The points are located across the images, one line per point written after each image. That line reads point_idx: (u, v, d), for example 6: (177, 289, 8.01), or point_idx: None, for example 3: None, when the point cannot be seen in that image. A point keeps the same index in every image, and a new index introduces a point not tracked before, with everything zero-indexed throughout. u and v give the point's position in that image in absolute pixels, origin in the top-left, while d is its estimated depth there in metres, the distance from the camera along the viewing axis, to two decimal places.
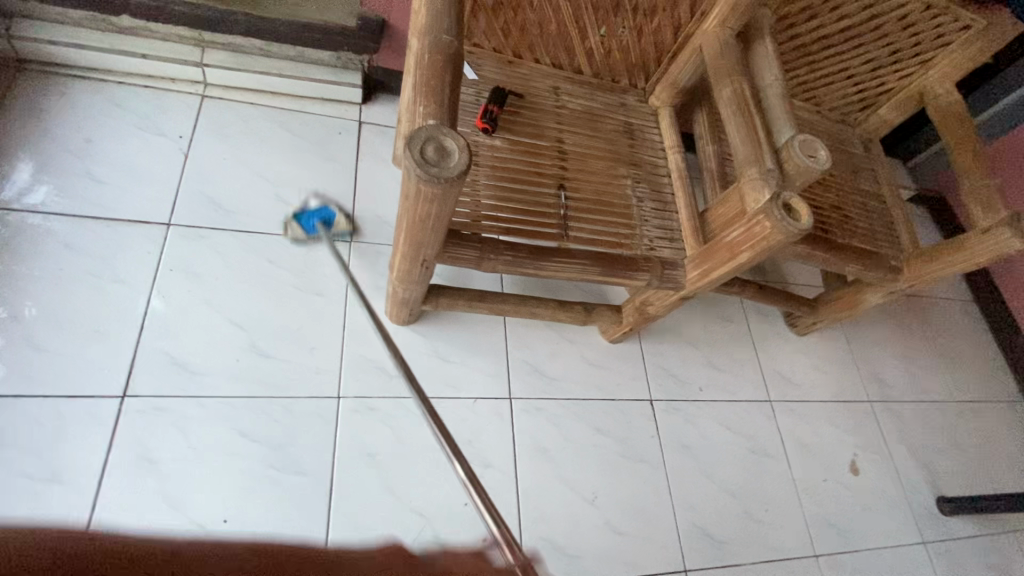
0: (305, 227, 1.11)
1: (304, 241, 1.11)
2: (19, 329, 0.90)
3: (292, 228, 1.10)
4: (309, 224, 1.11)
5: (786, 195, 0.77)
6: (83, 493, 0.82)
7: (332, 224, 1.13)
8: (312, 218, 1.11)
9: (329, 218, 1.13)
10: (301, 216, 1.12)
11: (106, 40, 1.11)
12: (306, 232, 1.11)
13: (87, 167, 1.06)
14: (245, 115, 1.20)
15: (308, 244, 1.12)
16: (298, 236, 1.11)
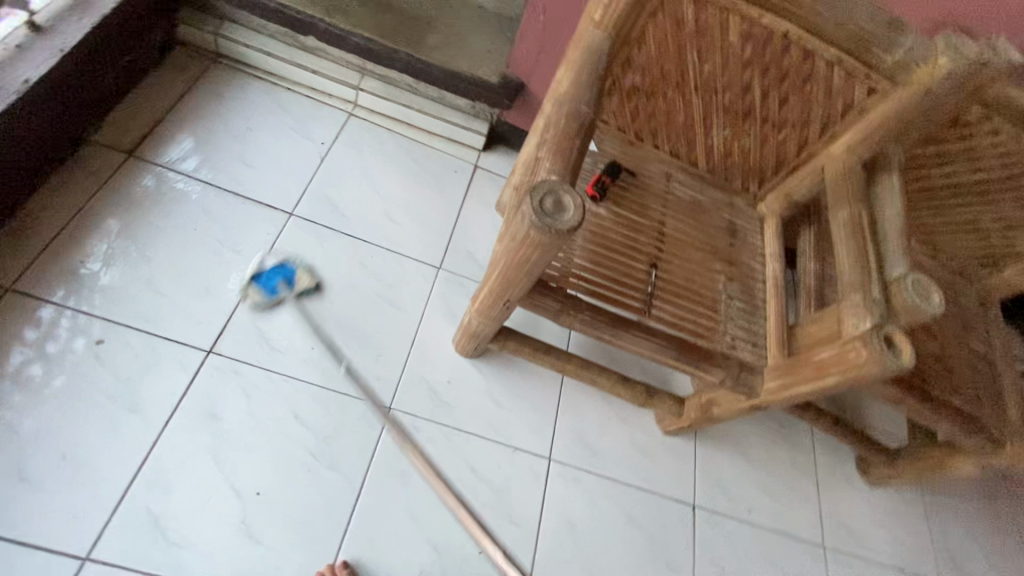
0: (264, 292, 1.06)
1: (265, 308, 1.05)
2: (147, 270, 1.02)
3: (252, 295, 1.05)
4: (268, 288, 1.06)
5: (890, 328, 0.75)
6: (150, 428, 0.90)
7: (294, 284, 1.08)
8: (270, 280, 1.07)
9: (290, 278, 1.08)
10: (259, 280, 1.07)
11: (288, 53, 1.29)
12: (265, 296, 1.06)
13: (241, 150, 1.21)
14: (380, 137, 1.34)
15: (274, 309, 1.06)
16: (259, 300, 1.05)
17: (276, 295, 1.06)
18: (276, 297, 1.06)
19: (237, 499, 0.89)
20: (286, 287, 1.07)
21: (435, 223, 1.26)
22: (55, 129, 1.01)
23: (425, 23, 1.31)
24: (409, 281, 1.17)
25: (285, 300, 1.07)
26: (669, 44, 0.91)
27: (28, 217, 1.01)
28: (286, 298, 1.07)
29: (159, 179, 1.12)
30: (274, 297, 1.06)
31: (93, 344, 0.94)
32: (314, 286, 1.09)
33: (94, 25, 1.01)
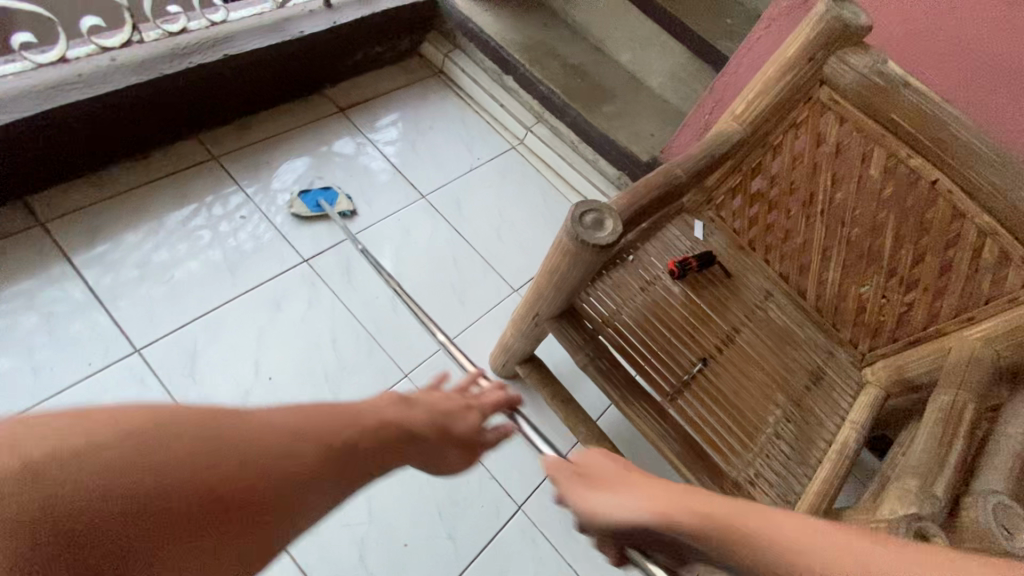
0: (309, 206, 1.22)
1: (308, 219, 1.22)
2: (302, 187, 1.26)
3: (297, 206, 1.22)
4: (314, 205, 1.22)
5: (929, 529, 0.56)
6: (232, 290, 1.09)
7: (335, 204, 1.24)
8: (315, 198, 1.23)
9: (331, 199, 1.24)
10: (305, 196, 1.23)
11: (490, 85, 1.53)
12: (314, 212, 1.22)
13: (417, 138, 1.44)
14: (529, 172, 1.48)
15: (314, 222, 1.23)
16: (303, 212, 1.21)
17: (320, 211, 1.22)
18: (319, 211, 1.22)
19: (254, 377, 1.01)
20: (329, 204, 1.23)
21: (534, 257, 1.35)
22: (302, 73, 1.33)
23: (607, 95, 1.45)
24: (485, 291, 1.26)
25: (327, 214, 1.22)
26: (804, 161, 0.91)
27: (251, 123, 1.30)
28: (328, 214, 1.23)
29: (352, 140, 1.37)
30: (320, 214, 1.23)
31: (238, 221, 1.17)
32: (351, 209, 1.24)
33: (363, 17, 1.35)
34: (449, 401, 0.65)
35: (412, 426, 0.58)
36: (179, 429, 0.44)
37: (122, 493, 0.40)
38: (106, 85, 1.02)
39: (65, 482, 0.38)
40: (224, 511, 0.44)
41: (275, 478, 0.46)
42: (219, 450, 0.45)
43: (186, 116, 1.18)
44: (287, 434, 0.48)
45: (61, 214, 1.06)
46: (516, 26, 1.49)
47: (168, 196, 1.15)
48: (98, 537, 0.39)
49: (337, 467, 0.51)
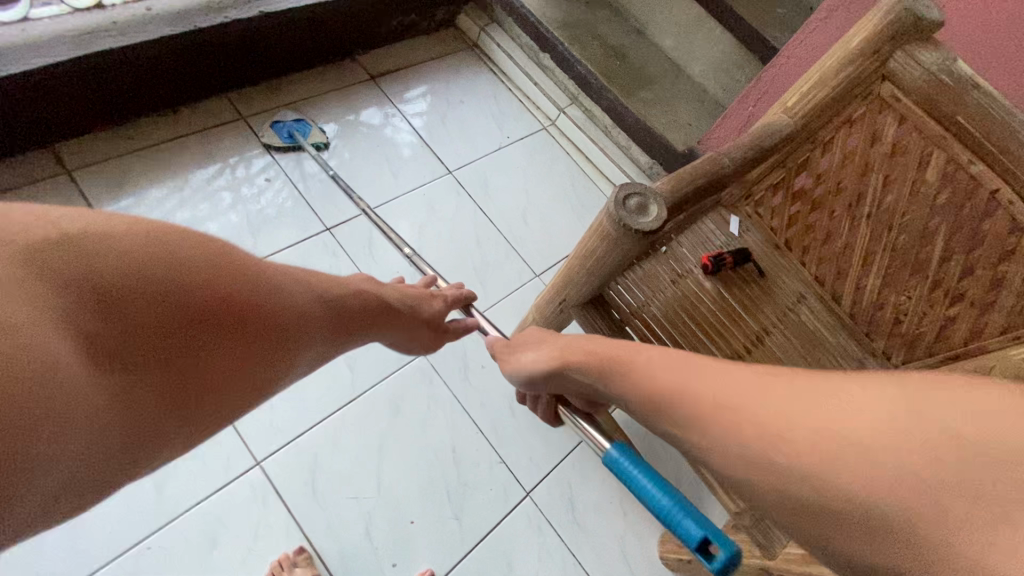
0: (282, 138, 1.20)
1: (281, 151, 1.20)
2: (329, 154, 1.24)
3: (271, 136, 1.19)
4: (287, 138, 1.20)
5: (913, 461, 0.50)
6: (253, 253, 1.08)
7: (307, 138, 1.22)
8: (290, 131, 1.21)
9: (305, 132, 1.22)
10: (277, 127, 1.21)
11: (526, 63, 1.48)
12: (287, 144, 1.20)
13: (447, 111, 1.40)
14: (558, 155, 1.45)
15: (286, 154, 1.21)
16: (275, 141, 1.19)
17: (292, 142, 1.20)
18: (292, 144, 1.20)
19: None
20: (302, 137, 1.21)
21: (558, 242, 1.32)
22: (335, 37, 1.30)
23: (646, 81, 1.40)
24: (506, 273, 1.24)
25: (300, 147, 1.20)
26: (855, 160, 0.87)
27: (280, 84, 1.28)
28: (301, 146, 1.21)
29: (379, 110, 1.34)
30: (292, 146, 1.21)
31: (262, 183, 1.16)
32: (325, 141, 1.23)
33: None
34: (416, 290, 0.75)
35: (385, 297, 0.66)
36: (191, 258, 0.44)
37: (156, 286, 0.41)
38: (149, 34, 1.00)
39: (95, 261, 0.39)
40: (227, 321, 0.46)
41: (287, 308, 0.51)
42: (244, 276, 0.48)
43: (216, 72, 1.16)
44: (294, 279, 0.54)
45: (87, 164, 1.05)
46: (556, 3, 1.45)
47: (194, 153, 1.14)
48: (137, 311, 0.40)
49: (335, 316, 0.57)
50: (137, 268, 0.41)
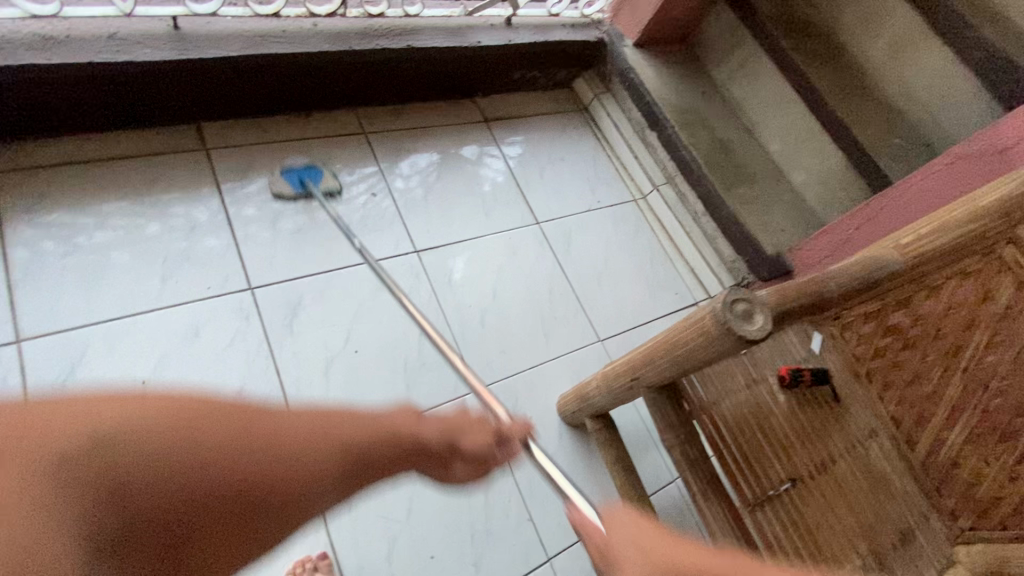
0: (292, 183, 1.14)
1: (290, 199, 1.15)
2: (433, 182, 1.31)
3: (280, 185, 1.14)
4: (296, 182, 1.14)
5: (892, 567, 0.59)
6: (344, 257, 1.13)
7: (319, 183, 1.17)
8: (298, 176, 1.15)
9: (315, 178, 1.16)
10: (287, 173, 1.14)
11: (631, 135, 1.53)
12: (294, 190, 1.14)
13: (547, 165, 1.46)
14: (642, 228, 1.48)
15: (337, 284, 1.10)
16: (285, 192, 1.13)
17: (302, 190, 1.15)
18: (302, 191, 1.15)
19: (342, 344, 1.04)
20: (314, 184, 1.16)
21: (626, 312, 1.33)
22: (464, 77, 1.38)
23: (745, 179, 1.43)
24: (571, 331, 1.25)
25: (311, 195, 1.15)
26: (962, 312, 0.86)
27: (403, 109, 1.37)
28: (313, 194, 1.16)
29: (479, 148, 1.41)
30: (302, 193, 1.15)
31: (367, 194, 1.23)
32: (338, 187, 1.18)
33: (536, 42, 1.40)
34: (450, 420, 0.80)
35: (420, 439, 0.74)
36: (200, 437, 0.56)
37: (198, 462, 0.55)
38: (306, 47, 1.11)
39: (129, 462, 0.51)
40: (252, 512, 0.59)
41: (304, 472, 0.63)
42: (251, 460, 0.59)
43: (353, 88, 1.25)
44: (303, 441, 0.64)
45: (223, 145, 1.14)
46: (675, 87, 1.50)
47: (314, 154, 1.22)
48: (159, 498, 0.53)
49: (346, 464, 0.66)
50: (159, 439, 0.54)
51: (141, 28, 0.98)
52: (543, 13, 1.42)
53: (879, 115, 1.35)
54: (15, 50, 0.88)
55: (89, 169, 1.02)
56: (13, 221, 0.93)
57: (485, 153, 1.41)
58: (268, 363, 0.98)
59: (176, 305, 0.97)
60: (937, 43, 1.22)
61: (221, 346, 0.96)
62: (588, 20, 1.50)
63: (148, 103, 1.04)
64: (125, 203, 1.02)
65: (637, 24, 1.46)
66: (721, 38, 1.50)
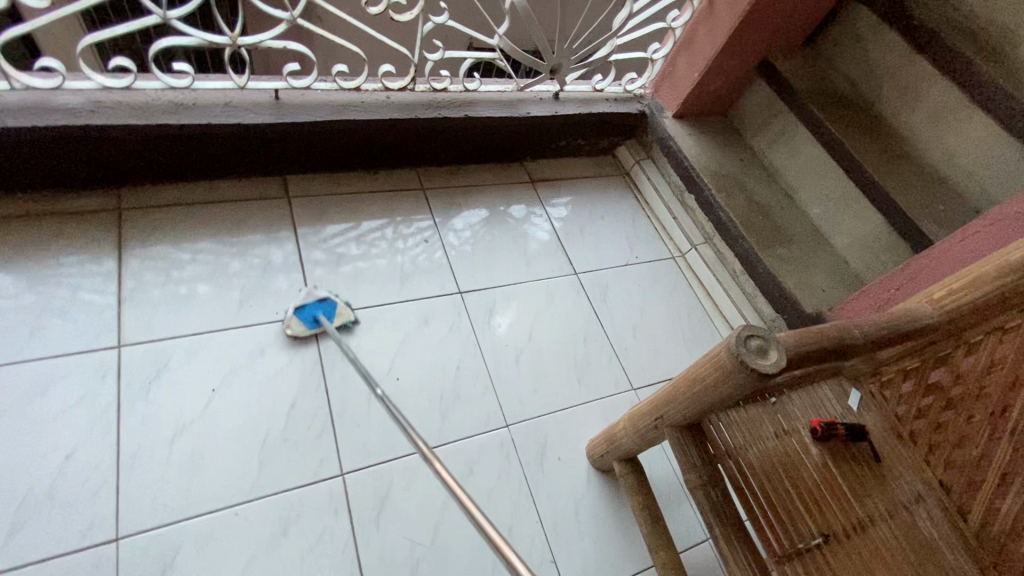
0: (306, 321, 1.12)
1: (303, 337, 1.12)
2: (480, 233, 1.43)
3: (294, 325, 1.12)
4: (309, 322, 1.12)
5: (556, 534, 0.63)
6: (394, 294, 1.25)
7: (333, 318, 1.14)
8: (311, 312, 1.13)
9: (329, 311, 1.14)
10: (302, 313, 1.13)
11: (671, 198, 1.61)
12: (308, 329, 1.12)
13: (588, 222, 1.56)
14: (680, 285, 1.52)
15: (385, 317, 1.21)
16: (298, 332, 1.11)
17: (316, 326, 1.12)
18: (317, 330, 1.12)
19: (385, 372, 1.13)
20: (327, 320, 1.13)
21: (660, 363, 1.35)
22: (515, 144, 1.53)
23: (784, 240, 1.46)
24: (605, 377, 1.28)
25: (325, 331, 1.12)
26: (1003, 371, 0.85)
27: (459, 169, 1.52)
28: (326, 330, 1.12)
29: (526, 208, 1.52)
30: (315, 330, 1.12)
31: (421, 242, 1.36)
32: (353, 319, 1.15)
33: (581, 113, 1.54)
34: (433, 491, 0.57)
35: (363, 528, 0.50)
36: None
37: None
38: (378, 114, 1.29)
39: None
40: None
41: None
42: None
43: (415, 150, 1.41)
44: None
45: (302, 194, 1.32)
46: (713, 153, 1.58)
47: (378, 206, 1.38)
48: None
49: None
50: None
51: (249, 97, 1.19)
52: (589, 88, 1.56)
53: (920, 180, 1.34)
54: (154, 113, 1.09)
55: (193, 211, 1.20)
56: (129, 251, 1.11)
57: (531, 213, 1.52)
58: (319, 383, 1.08)
59: (248, 326, 1.10)
60: (978, 111, 1.24)
61: (281, 364, 1.08)
62: (631, 94, 1.63)
63: (245, 158, 1.23)
64: (216, 240, 1.18)
65: (676, 98, 1.58)
66: (758, 111, 1.59)
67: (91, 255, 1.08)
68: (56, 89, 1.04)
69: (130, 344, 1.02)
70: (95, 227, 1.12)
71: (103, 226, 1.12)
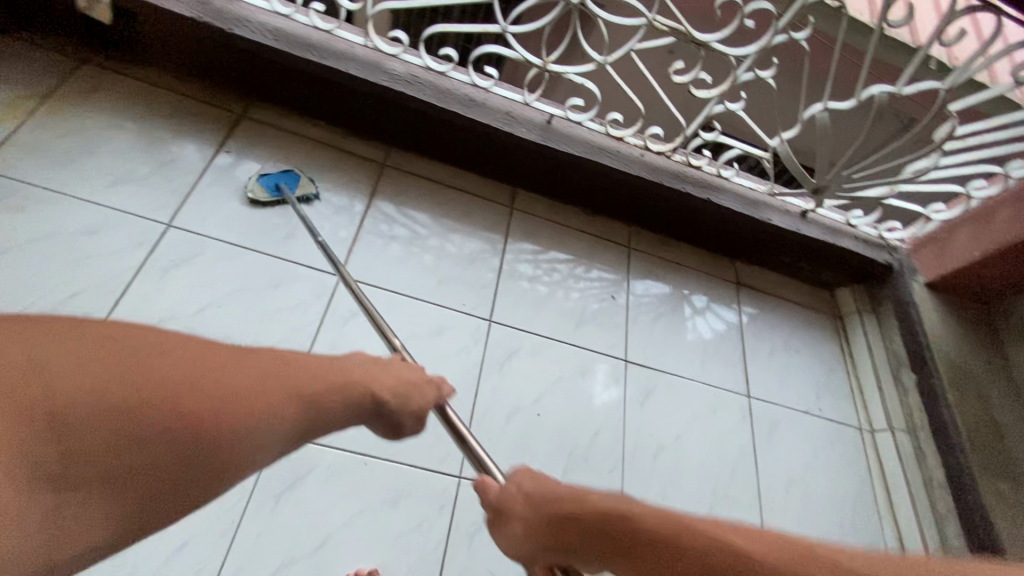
0: (268, 189, 1.16)
1: (266, 204, 1.15)
2: (667, 312, 1.38)
3: (255, 189, 1.15)
4: (271, 188, 1.16)
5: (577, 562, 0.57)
6: (566, 334, 1.25)
7: (294, 188, 1.18)
8: (274, 180, 1.16)
9: (292, 182, 1.17)
10: (265, 178, 1.16)
11: (883, 365, 1.42)
12: (269, 194, 1.15)
13: (780, 349, 1.44)
14: (857, 462, 1.32)
15: (551, 352, 1.22)
16: (259, 196, 1.14)
17: (277, 193, 1.16)
18: (279, 197, 1.16)
19: (531, 403, 1.14)
20: (288, 188, 1.16)
21: (805, 534, 1.19)
22: (738, 243, 1.47)
23: (1013, 476, 1.23)
24: (739, 518, 1.16)
25: (286, 198, 1.15)
26: None
27: (670, 243, 1.49)
28: (287, 198, 1.16)
29: (720, 307, 1.44)
30: (276, 197, 1.16)
31: (609, 297, 1.35)
32: (314, 192, 1.18)
33: (823, 240, 1.44)
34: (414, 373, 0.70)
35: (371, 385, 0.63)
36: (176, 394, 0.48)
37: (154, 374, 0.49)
38: (628, 168, 1.33)
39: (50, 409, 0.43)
40: (183, 422, 0.48)
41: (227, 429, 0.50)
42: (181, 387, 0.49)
43: (640, 212, 1.42)
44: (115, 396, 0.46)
45: (526, 211, 1.39)
46: (958, 342, 1.37)
47: (586, 247, 1.40)
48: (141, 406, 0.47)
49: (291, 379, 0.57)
50: (93, 393, 0.45)
51: (530, 113, 1.30)
52: (841, 219, 1.47)
53: None
54: (453, 100, 1.24)
55: (435, 188, 1.33)
56: (378, 201, 1.26)
57: (724, 315, 1.43)
58: (474, 383, 1.12)
59: (438, 306, 1.18)
60: None
61: (450, 352, 1.13)
62: (883, 242, 1.50)
63: (497, 163, 1.33)
64: (444, 220, 1.29)
65: (938, 266, 1.40)
66: None
67: (349, 193, 1.24)
68: (393, 56, 1.23)
69: (348, 278, 1.14)
70: (362, 171, 1.28)
71: (368, 174, 1.28)
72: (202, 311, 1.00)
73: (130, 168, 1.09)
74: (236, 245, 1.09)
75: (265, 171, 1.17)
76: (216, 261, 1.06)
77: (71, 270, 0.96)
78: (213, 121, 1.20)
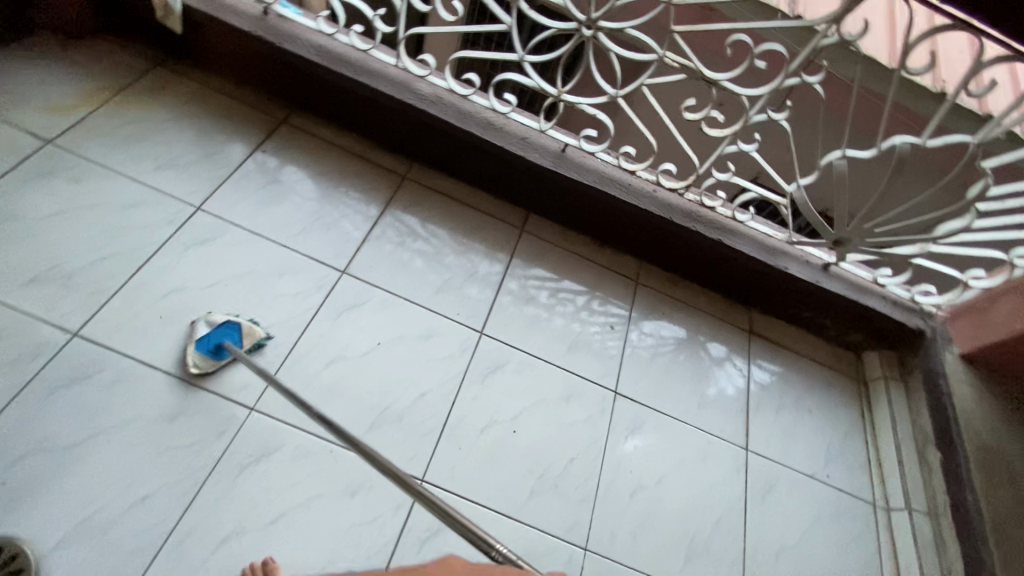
0: (209, 354, 1.00)
1: (210, 375, 1.00)
2: (669, 351, 1.34)
3: (198, 361, 1.00)
4: (212, 353, 1.00)
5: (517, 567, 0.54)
6: (557, 358, 1.24)
7: (241, 340, 1.03)
8: (213, 342, 1.00)
9: (232, 337, 1.02)
10: (201, 343, 1.00)
11: (908, 440, 1.31)
12: (212, 360, 1.01)
13: (789, 405, 1.35)
14: (862, 540, 1.21)
15: (538, 374, 1.20)
16: (204, 367, 1.00)
17: (221, 357, 1.01)
18: (222, 360, 1.01)
19: (508, 420, 1.13)
20: (234, 346, 1.02)
21: None
22: (753, 290, 1.42)
23: None
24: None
25: (234, 358, 1.02)
26: None
27: (681, 282, 1.46)
28: (235, 358, 1.02)
29: (727, 353, 1.38)
30: (220, 359, 1.01)
31: (608, 327, 1.33)
32: (263, 334, 1.05)
33: (843, 295, 1.37)
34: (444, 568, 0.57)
35: None
36: None
37: None
38: (639, 201, 1.34)
39: None
40: None
41: None
42: None
43: (650, 246, 1.41)
44: None
45: (535, 234, 1.41)
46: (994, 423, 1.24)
47: (592, 276, 1.39)
48: None
49: None
50: None
51: (546, 140, 1.34)
52: (867, 276, 1.39)
53: None
54: (472, 122, 1.31)
55: (449, 203, 1.38)
56: (392, 209, 1.33)
57: (731, 362, 1.37)
58: (453, 391, 1.13)
59: (431, 311, 1.21)
60: None
61: (436, 357, 1.16)
62: (918, 306, 1.40)
63: (511, 184, 1.38)
64: (452, 233, 1.34)
65: (975, 338, 1.29)
66: None
67: (367, 199, 1.32)
68: (421, 77, 1.32)
69: (351, 275, 1.20)
70: (382, 180, 1.36)
71: (388, 183, 1.36)
72: (210, 287, 1.09)
73: (175, 156, 1.22)
74: (253, 233, 1.18)
75: (203, 333, 1.01)
76: (233, 245, 1.15)
77: (106, 237, 1.08)
78: (256, 124, 1.33)
